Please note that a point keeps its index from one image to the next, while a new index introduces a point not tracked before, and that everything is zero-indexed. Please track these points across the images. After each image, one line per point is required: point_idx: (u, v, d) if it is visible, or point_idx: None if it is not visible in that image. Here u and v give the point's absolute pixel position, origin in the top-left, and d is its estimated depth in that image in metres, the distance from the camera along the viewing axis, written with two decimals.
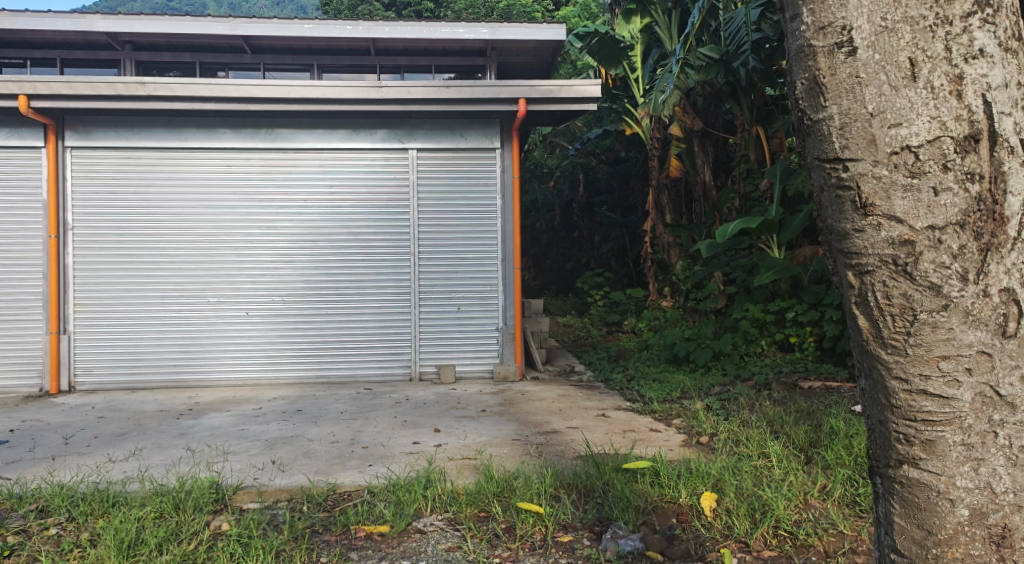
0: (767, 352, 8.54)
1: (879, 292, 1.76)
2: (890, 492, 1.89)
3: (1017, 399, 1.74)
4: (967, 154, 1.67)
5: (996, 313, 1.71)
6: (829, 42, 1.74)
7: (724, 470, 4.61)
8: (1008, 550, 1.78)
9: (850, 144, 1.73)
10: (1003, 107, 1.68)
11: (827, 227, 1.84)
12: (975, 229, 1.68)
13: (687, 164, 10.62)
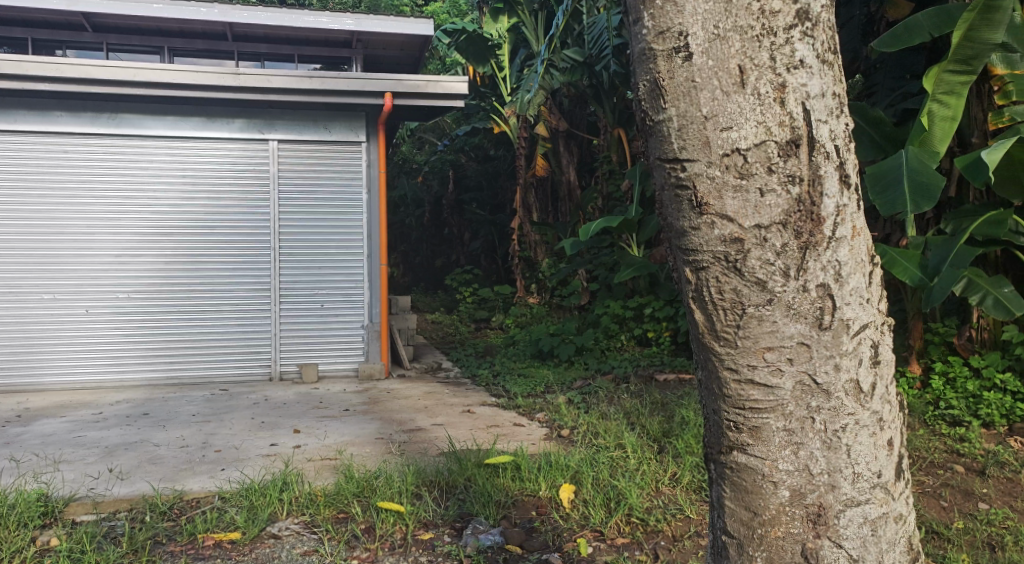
0: (627, 348, 8.77)
1: (712, 288, 1.85)
2: (722, 477, 1.99)
3: (831, 386, 1.88)
4: (789, 158, 1.79)
5: (813, 306, 1.84)
6: (669, 47, 1.81)
7: (582, 462, 4.72)
8: (823, 528, 1.91)
9: (686, 146, 1.81)
10: (820, 115, 1.80)
11: (667, 225, 1.92)
12: (795, 228, 1.80)
13: (553, 163, 10.82)
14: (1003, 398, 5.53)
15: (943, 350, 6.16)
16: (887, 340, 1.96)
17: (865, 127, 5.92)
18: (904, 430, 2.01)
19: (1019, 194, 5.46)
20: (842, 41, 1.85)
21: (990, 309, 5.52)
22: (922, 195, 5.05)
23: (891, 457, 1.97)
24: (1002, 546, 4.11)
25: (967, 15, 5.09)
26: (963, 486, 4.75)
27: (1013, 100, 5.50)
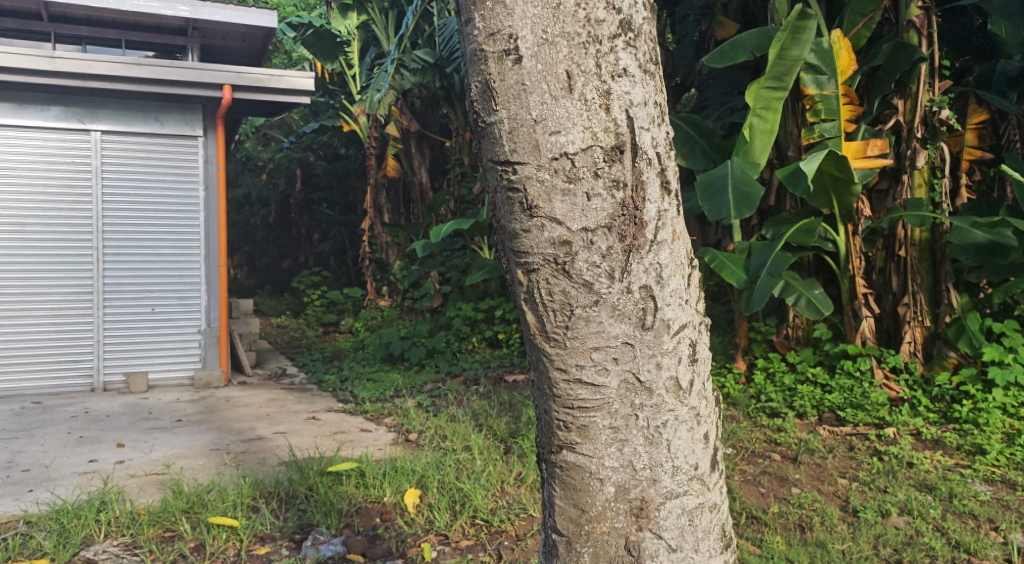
0: (478, 349, 8.79)
1: (542, 290, 1.88)
2: (552, 476, 2.03)
3: (653, 383, 1.95)
4: (614, 163, 1.84)
5: (636, 307, 1.90)
6: (499, 48, 1.82)
7: (428, 465, 4.68)
8: (645, 520, 1.98)
9: (516, 148, 1.83)
10: (644, 122, 1.87)
11: (500, 227, 1.93)
12: (619, 232, 1.86)
13: (405, 164, 10.71)
14: (814, 390, 6.00)
15: (764, 347, 6.65)
16: (704, 338, 2.06)
17: (696, 138, 6.28)
18: (720, 424, 2.12)
19: (828, 204, 5.94)
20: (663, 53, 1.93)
21: (804, 309, 5.97)
22: (743, 203, 5.40)
23: (707, 451, 2.07)
24: (810, 527, 4.47)
25: (780, 35, 5.52)
26: (779, 472, 5.12)
27: (822, 118, 5.94)
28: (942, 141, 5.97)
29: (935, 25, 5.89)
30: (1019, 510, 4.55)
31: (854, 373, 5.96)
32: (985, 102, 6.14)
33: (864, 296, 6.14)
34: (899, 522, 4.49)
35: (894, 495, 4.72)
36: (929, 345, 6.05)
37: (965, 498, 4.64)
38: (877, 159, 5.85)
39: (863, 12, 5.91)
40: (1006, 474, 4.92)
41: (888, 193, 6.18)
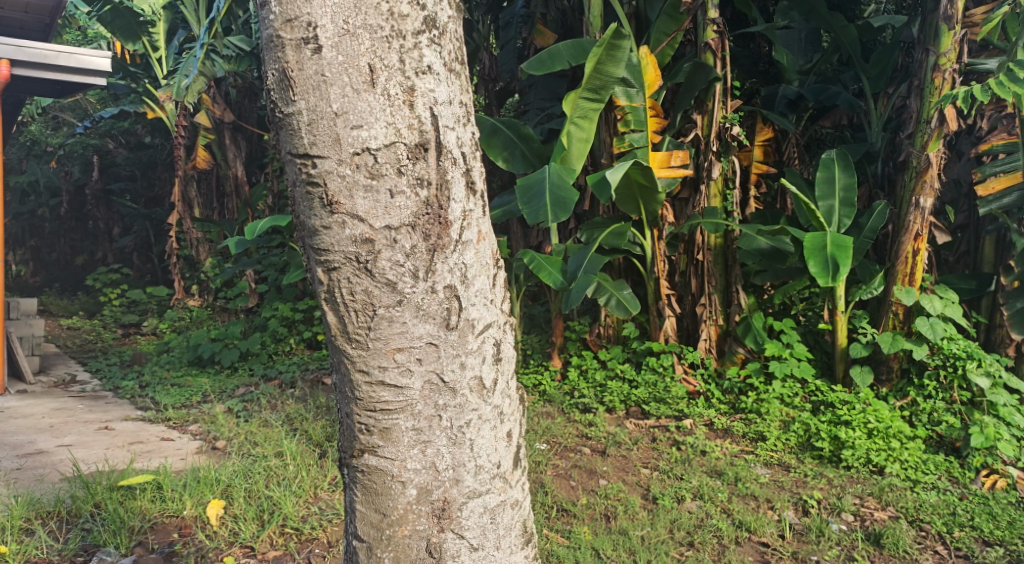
0: (296, 352, 8.42)
1: (345, 287, 2.25)
2: (355, 482, 2.36)
3: (455, 383, 2.33)
4: (419, 160, 2.23)
5: (441, 307, 2.29)
6: (297, 35, 2.18)
7: (234, 474, 4.42)
8: (446, 520, 2.34)
9: (320, 140, 2.19)
10: (448, 121, 2.28)
11: (300, 223, 2.29)
12: (423, 230, 2.25)
13: (217, 156, 9.99)
14: (622, 386, 6.30)
15: (579, 345, 6.91)
16: (508, 338, 2.46)
17: (516, 142, 6.40)
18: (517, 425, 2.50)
19: (636, 210, 6.29)
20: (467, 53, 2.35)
21: (614, 309, 6.28)
22: (559, 207, 5.57)
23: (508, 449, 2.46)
24: (615, 516, 4.70)
25: (597, 50, 5.74)
26: (588, 465, 5.33)
27: (631, 128, 6.23)
28: (733, 155, 6.45)
29: (729, 48, 6.35)
30: (792, 490, 5.01)
31: (657, 369, 6.35)
32: (769, 121, 6.73)
33: (668, 297, 6.54)
34: (692, 507, 4.81)
35: (688, 482, 5.04)
36: (722, 342, 6.52)
37: (748, 481, 5.04)
38: (679, 169, 6.24)
39: (667, 32, 6.32)
40: (782, 458, 5.42)
41: (688, 201, 6.59)
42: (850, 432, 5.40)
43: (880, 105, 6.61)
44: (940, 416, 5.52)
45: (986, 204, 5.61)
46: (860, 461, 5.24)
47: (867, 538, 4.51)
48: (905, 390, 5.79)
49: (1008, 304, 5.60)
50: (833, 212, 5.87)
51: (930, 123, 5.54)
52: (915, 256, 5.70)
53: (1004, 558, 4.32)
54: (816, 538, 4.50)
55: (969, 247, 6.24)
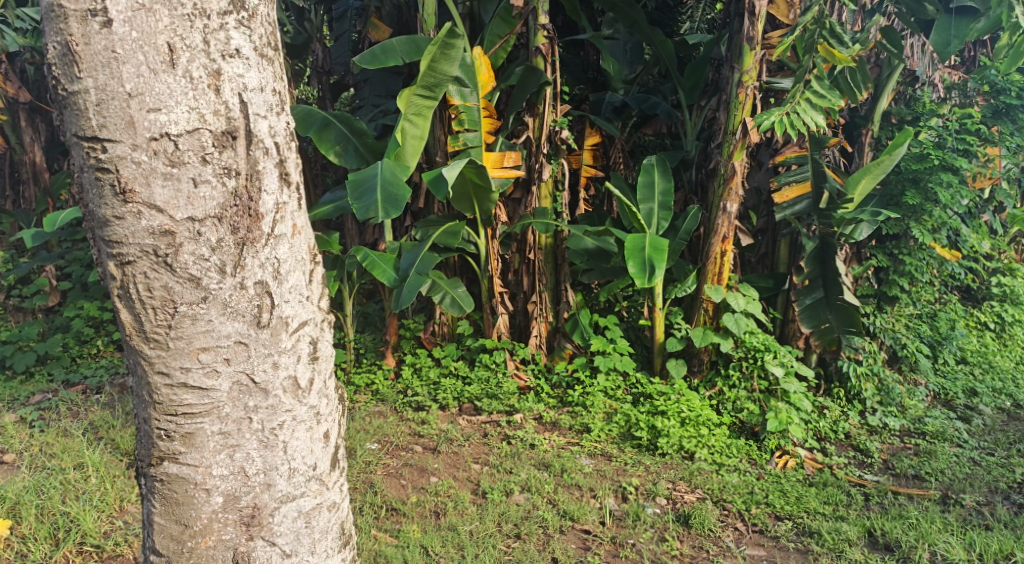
0: (103, 355, 7.75)
1: (142, 281, 2.63)
2: (153, 493, 2.77)
3: (267, 384, 2.79)
4: (226, 148, 2.65)
5: (252, 303, 2.73)
6: (84, 11, 2.52)
7: (24, 491, 4.01)
8: (256, 527, 2.82)
9: (113, 121, 2.55)
10: (260, 110, 2.71)
11: (91, 215, 2.64)
12: (232, 222, 2.68)
13: (11, 139, 9.04)
14: (455, 382, 6.32)
15: (412, 343, 6.86)
16: (325, 338, 2.94)
17: (349, 136, 6.25)
18: (334, 427, 3.02)
19: (470, 209, 6.33)
20: (279, 37, 2.77)
21: (448, 307, 6.33)
22: (391, 203, 5.50)
23: (324, 450, 2.97)
24: (444, 512, 4.73)
25: (431, 48, 5.75)
26: (419, 463, 5.31)
27: (465, 128, 6.28)
28: (562, 158, 6.63)
29: (558, 53, 6.49)
30: (613, 478, 5.22)
31: (490, 365, 6.42)
32: (598, 126, 7.00)
33: (500, 295, 6.63)
34: (520, 500, 4.91)
35: (517, 475, 5.13)
36: (552, 338, 6.69)
37: (573, 471, 5.20)
38: (512, 170, 6.38)
39: (500, 35, 6.42)
40: (605, 448, 5.64)
41: (520, 201, 6.70)
42: (665, 421, 5.70)
43: (693, 115, 6.99)
44: (742, 404, 5.95)
45: (781, 211, 6.20)
46: (673, 448, 5.56)
47: (678, 519, 4.80)
48: (713, 380, 6.20)
49: (798, 299, 6.17)
50: (652, 214, 6.19)
51: (734, 134, 5.96)
52: (722, 257, 6.13)
53: (793, 531, 4.72)
54: (633, 522, 4.73)
55: (768, 249, 6.73)
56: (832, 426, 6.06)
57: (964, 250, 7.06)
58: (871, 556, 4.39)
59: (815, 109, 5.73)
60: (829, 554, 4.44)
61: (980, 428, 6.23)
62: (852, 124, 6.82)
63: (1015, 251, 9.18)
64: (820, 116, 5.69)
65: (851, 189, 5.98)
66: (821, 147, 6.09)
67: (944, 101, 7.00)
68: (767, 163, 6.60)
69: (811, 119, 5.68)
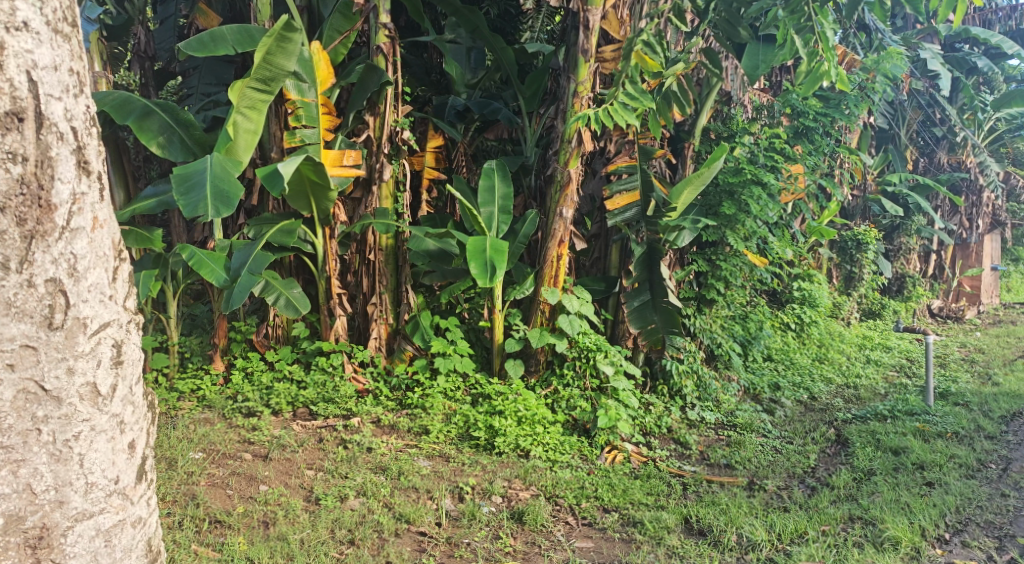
0: None
1: None
2: None
3: (60, 391, 2.79)
4: (13, 131, 2.67)
5: (43, 302, 2.74)
6: None
7: None
8: (43, 550, 2.78)
9: None
10: (53, 94, 2.75)
11: None
12: (21, 212, 2.70)
13: None
14: (290, 387, 6.10)
15: (244, 346, 6.56)
16: (126, 342, 2.97)
17: (174, 127, 5.88)
18: (140, 438, 3.03)
19: (307, 207, 6.17)
20: (75, 15, 2.82)
21: (283, 309, 6.12)
22: (222, 201, 5.23)
23: (128, 463, 2.98)
24: (274, 522, 4.55)
25: (266, 40, 5.53)
26: (248, 471, 5.06)
27: (302, 124, 6.09)
28: (403, 158, 6.56)
29: (399, 54, 6.43)
30: (450, 479, 5.22)
31: (327, 369, 6.29)
32: (440, 129, 7.04)
33: (338, 296, 6.48)
34: (355, 504, 4.80)
35: (352, 480, 5.02)
36: (391, 341, 6.61)
37: (410, 474, 5.16)
38: (351, 168, 6.21)
39: (340, 30, 6.25)
40: (443, 449, 5.62)
41: (360, 201, 6.57)
42: (502, 421, 5.78)
43: (533, 122, 7.11)
44: (575, 402, 6.12)
45: (612, 218, 6.43)
46: (510, 447, 5.63)
47: (512, 516, 4.87)
48: (549, 379, 6.36)
49: (627, 302, 6.46)
50: (493, 218, 6.24)
51: (570, 142, 6.12)
52: (559, 261, 6.29)
53: (619, 521, 4.90)
54: (468, 522, 4.75)
55: (601, 253, 6.96)
56: (656, 421, 6.37)
57: (771, 256, 7.63)
58: (686, 541, 4.61)
59: (628, 109, 5.94)
60: (649, 542, 4.63)
61: (782, 419, 6.77)
62: (677, 138, 7.23)
63: (813, 259, 10.02)
64: (630, 116, 5.89)
65: (675, 199, 6.42)
66: (649, 158, 6.44)
67: (755, 120, 7.54)
68: (600, 172, 6.83)
69: (622, 118, 5.87)
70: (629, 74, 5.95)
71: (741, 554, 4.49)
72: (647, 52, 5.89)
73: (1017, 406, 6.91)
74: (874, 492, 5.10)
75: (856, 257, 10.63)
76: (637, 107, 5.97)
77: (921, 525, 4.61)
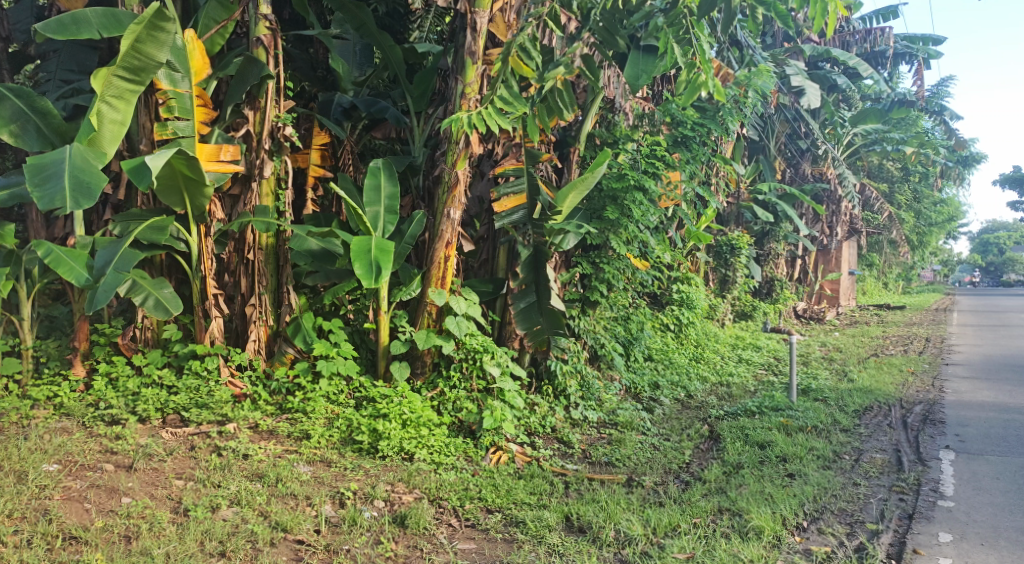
0: None
1: None
2: None
3: None
4: None
5: None
6: None
7: None
8: None
9: None
10: None
11: None
12: None
13: None
14: (159, 392, 5.81)
15: (108, 350, 6.16)
16: None
17: (30, 114, 5.48)
18: None
19: (180, 203, 5.88)
20: None
21: (152, 310, 5.80)
22: (82, 192, 4.91)
23: None
24: (137, 536, 4.30)
25: (134, 26, 5.23)
26: (109, 483, 4.76)
27: (175, 116, 5.89)
28: (286, 155, 6.32)
29: (281, 47, 6.21)
30: (330, 484, 5.09)
31: (201, 373, 5.97)
32: (327, 126, 6.88)
33: (215, 297, 6.16)
34: (227, 514, 4.60)
35: (226, 489, 4.81)
36: (271, 343, 6.38)
37: (288, 480, 5.00)
38: (229, 164, 5.91)
39: (216, 19, 6.03)
40: (324, 454, 5.48)
41: (238, 198, 6.29)
42: (386, 424, 5.68)
43: (420, 122, 7.03)
44: (461, 403, 6.11)
45: (499, 219, 6.48)
46: (394, 450, 5.55)
47: (394, 520, 4.79)
48: (434, 381, 6.31)
49: (514, 303, 6.46)
50: (378, 218, 6.12)
51: (458, 144, 6.08)
52: (446, 262, 6.22)
53: (501, 522, 4.90)
54: (348, 528, 4.63)
55: (489, 255, 6.95)
56: (540, 421, 6.44)
57: (652, 260, 7.84)
58: (566, 539, 4.66)
59: (502, 113, 5.90)
60: (531, 540, 4.65)
61: (660, 417, 6.97)
62: (562, 142, 7.33)
63: (691, 263, 10.38)
64: (501, 119, 5.82)
65: (560, 202, 6.46)
66: (535, 161, 6.46)
67: (637, 127, 7.74)
68: (487, 173, 6.80)
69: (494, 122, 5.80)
70: (506, 78, 6.04)
71: (618, 549, 4.57)
72: (523, 56, 6.05)
73: (868, 400, 7.40)
74: (742, 484, 5.32)
75: (730, 261, 11.08)
76: (512, 111, 5.97)
77: (782, 514, 4.84)
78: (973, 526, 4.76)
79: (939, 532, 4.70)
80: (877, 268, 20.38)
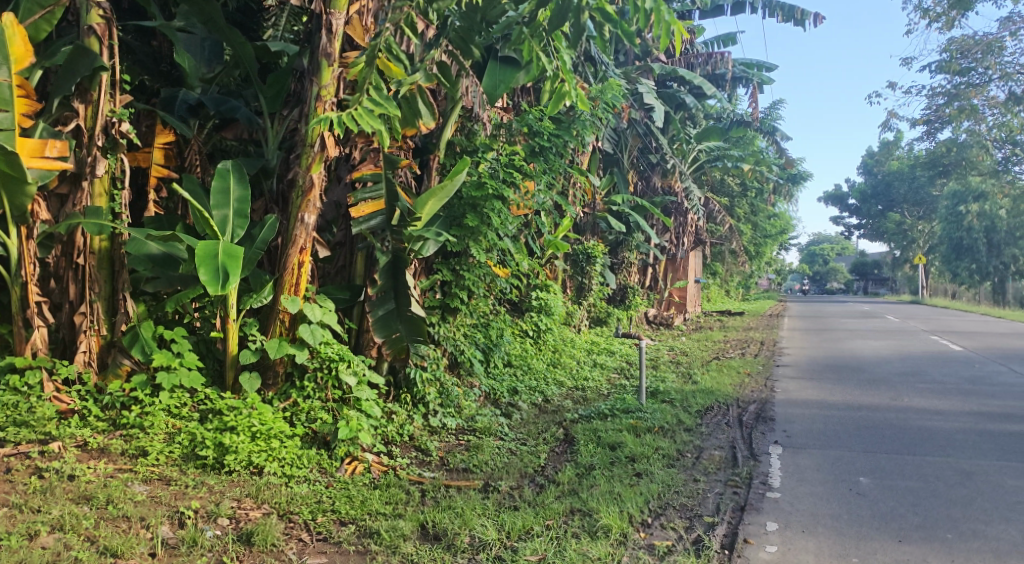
0: None
1: None
2: None
3: None
4: None
5: None
6: None
7: None
8: None
9: None
10: None
11: None
12: None
13: None
14: None
15: None
16: None
17: None
18: None
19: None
20: None
21: None
22: None
23: None
24: None
25: None
26: None
27: None
28: (122, 153, 5.86)
29: (117, 37, 5.76)
30: (169, 504, 4.75)
31: (20, 389, 5.45)
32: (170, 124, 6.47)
33: (37, 305, 5.64)
34: (48, 541, 4.19)
35: (46, 513, 4.39)
36: (104, 354, 5.87)
37: (120, 502, 4.63)
38: (56, 162, 5.40)
39: (41, 4, 5.55)
40: (163, 472, 5.12)
41: (67, 198, 5.79)
42: (233, 437, 5.35)
43: (274, 123, 6.69)
44: (315, 414, 5.87)
45: (355, 225, 6.30)
46: (240, 465, 5.24)
47: (239, 538, 4.51)
48: (287, 392, 6.03)
49: (372, 310, 6.27)
50: (226, 222, 5.82)
51: (313, 147, 5.85)
52: (299, 268, 5.98)
53: (355, 533, 4.73)
54: (187, 549, 4.32)
55: (345, 261, 6.75)
56: (397, 430, 6.32)
57: (510, 267, 7.90)
58: (420, 547, 4.55)
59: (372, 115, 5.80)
60: (384, 551, 4.51)
61: (517, 422, 7.01)
62: (423, 149, 7.23)
63: (549, 270, 10.53)
64: (374, 121, 5.73)
65: (420, 209, 6.46)
66: (393, 166, 6.32)
67: (494, 136, 7.77)
68: (345, 178, 6.58)
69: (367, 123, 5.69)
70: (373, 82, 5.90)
71: (473, 554, 4.51)
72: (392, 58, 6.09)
73: (709, 401, 7.77)
74: (593, 485, 5.42)
75: (586, 269, 11.35)
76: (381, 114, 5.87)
77: (629, 512, 4.96)
78: (796, 514, 5.05)
79: (767, 521, 4.96)
80: (720, 277, 21.53)
